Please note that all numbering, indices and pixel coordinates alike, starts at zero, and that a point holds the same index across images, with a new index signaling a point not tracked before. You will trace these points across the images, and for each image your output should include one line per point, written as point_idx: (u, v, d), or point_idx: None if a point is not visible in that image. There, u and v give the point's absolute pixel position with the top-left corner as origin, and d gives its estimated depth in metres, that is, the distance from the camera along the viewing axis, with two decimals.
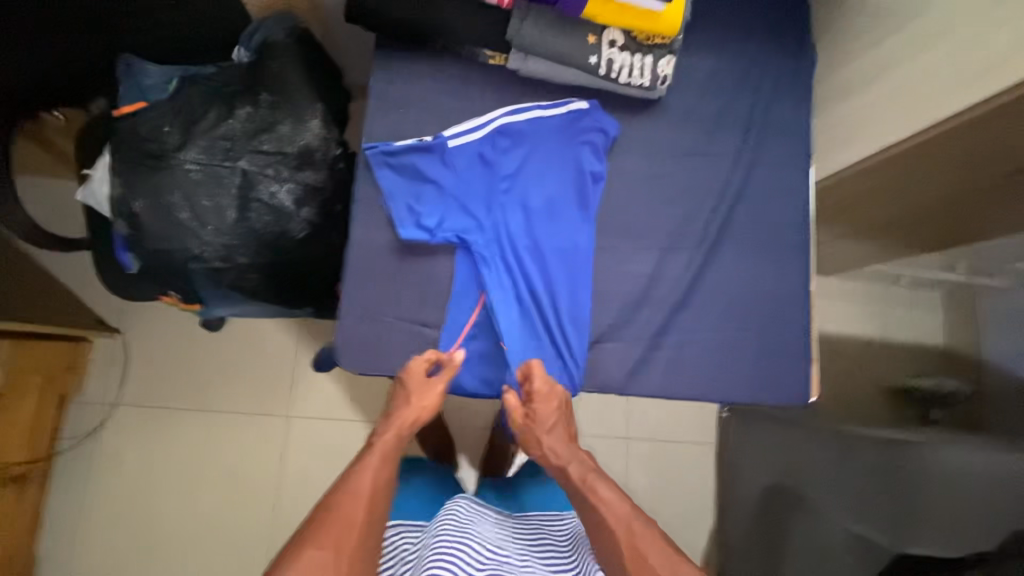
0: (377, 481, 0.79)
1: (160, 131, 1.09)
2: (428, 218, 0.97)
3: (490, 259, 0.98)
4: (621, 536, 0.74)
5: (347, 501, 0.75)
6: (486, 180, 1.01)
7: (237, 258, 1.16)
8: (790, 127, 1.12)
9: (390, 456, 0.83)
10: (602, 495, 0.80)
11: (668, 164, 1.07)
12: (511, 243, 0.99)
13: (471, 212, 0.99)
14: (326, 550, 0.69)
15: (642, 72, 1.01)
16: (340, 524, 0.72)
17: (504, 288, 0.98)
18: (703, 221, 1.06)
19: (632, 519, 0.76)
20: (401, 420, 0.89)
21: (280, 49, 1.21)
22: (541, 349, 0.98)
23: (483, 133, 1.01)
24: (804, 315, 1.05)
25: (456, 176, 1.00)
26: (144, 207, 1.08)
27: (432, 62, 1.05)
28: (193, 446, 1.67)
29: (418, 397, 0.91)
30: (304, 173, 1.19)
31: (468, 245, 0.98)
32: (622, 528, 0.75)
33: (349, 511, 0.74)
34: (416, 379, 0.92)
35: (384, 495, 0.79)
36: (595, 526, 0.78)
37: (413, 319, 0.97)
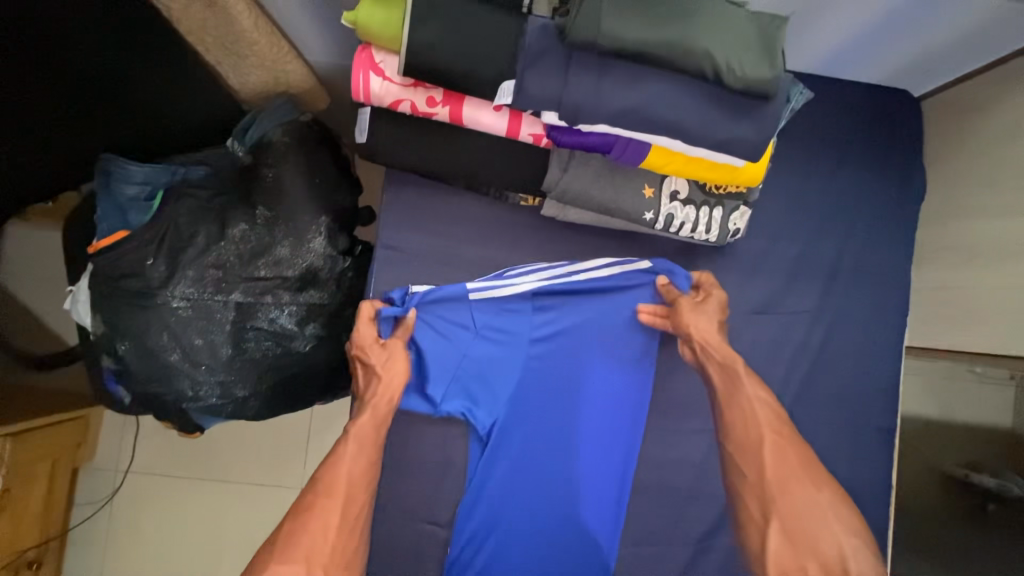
0: (354, 470, 0.72)
1: (143, 263, 0.96)
2: (435, 393, 0.80)
3: (509, 434, 0.82)
4: (766, 436, 0.71)
5: (320, 500, 0.69)
6: (508, 336, 0.83)
7: (236, 392, 1.05)
8: (881, 276, 0.93)
9: (365, 443, 0.75)
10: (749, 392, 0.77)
11: (731, 327, 0.90)
12: (534, 415, 0.84)
13: (489, 376, 0.82)
14: (297, 565, 0.62)
15: (708, 226, 0.82)
16: (308, 533, 0.65)
17: (528, 470, 0.83)
18: (769, 396, 0.90)
19: (777, 423, 0.73)
20: (374, 401, 0.78)
21: (279, 151, 1.04)
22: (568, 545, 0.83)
23: (509, 290, 0.84)
24: (880, 505, 0.91)
25: (473, 329, 0.82)
26: (130, 349, 0.97)
27: (454, 202, 0.89)
28: (208, 515, 1.64)
29: (385, 371, 0.78)
30: (306, 296, 1.06)
31: (483, 419, 0.82)
32: (763, 430, 0.72)
33: (322, 516, 0.67)
34: (375, 356, 0.79)
35: (364, 484, 0.73)
36: (735, 416, 0.75)
37: (422, 516, 0.90)
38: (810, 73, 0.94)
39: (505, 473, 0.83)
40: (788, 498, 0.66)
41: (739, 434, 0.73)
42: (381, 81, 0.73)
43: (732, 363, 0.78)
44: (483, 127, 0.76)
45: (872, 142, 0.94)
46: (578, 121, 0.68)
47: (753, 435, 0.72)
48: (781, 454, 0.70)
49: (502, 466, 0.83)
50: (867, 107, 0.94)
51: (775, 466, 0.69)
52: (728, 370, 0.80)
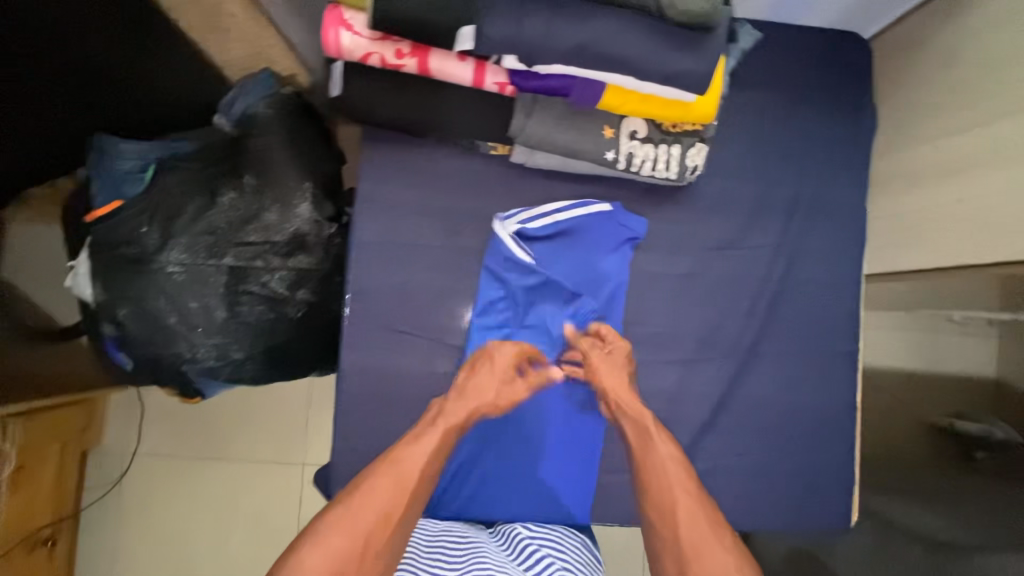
0: (426, 465, 0.74)
1: (139, 231, 1.01)
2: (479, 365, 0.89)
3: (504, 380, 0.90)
4: (680, 496, 0.73)
5: (391, 480, 0.71)
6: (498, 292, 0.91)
7: (233, 354, 1.10)
8: (838, 209, 0.97)
9: (445, 445, 0.77)
10: (661, 452, 0.78)
11: (697, 262, 0.94)
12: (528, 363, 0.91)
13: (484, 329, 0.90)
14: (352, 538, 0.66)
15: (668, 163, 0.87)
16: (371, 516, 0.68)
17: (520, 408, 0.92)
18: (736, 328, 0.94)
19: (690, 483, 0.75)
20: (470, 396, 0.82)
21: (263, 122, 1.09)
22: (553, 472, 0.93)
23: (511, 240, 0.88)
24: (846, 426, 0.96)
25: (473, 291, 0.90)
26: (129, 313, 1.02)
27: (427, 154, 0.93)
28: (215, 492, 1.69)
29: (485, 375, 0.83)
30: (296, 259, 1.11)
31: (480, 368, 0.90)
32: (676, 490, 0.74)
33: (387, 502, 0.69)
34: (500, 365, 0.85)
35: (428, 485, 0.74)
36: (650, 474, 0.77)
37: None
38: (762, 19, 0.99)
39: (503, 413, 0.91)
40: (701, 560, 0.67)
41: (655, 497, 0.74)
42: (351, 36, 0.77)
43: (645, 422, 0.81)
44: (450, 76, 0.81)
45: (824, 83, 0.98)
46: (534, 61, 0.73)
47: (669, 497, 0.73)
48: (694, 519, 0.71)
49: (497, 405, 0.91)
50: (818, 49, 0.98)
51: (689, 527, 0.70)
52: (641, 429, 0.82)
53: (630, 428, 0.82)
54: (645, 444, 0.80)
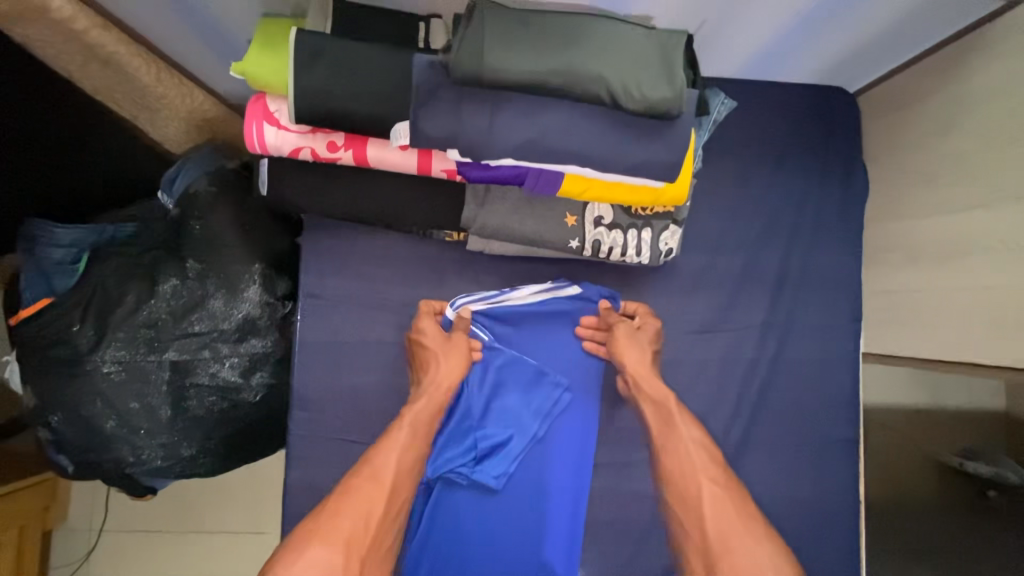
0: (401, 464, 0.70)
1: (69, 330, 0.93)
2: (458, 460, 0.81)
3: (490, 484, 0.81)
4: (705, 484, 0.67)
5: (365, 484, 0.66)
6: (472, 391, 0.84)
7: (182, 452, 1.02)
8: (830, 280, 0.89)
9: (417, 436, 0.73)
10: (683, 436, 0.73)
11: (677, 347, 0.86)
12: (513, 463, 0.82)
13: (461, 431, 0.82)
14: (337, 549, 0.59)
15: (638, 249, 0.79)
16: (352, 514, 0.62)
17: (510, 515, 0.82)
18: (723, 419, 0.86)
19: (717, 470, 0.69)
20: (430, 387, 0.77)
21: (206, 200, 1.01)
22: None
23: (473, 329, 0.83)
24: (848, 516, 0.88)
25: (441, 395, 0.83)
26: (63, 420, 0.93)
27: (376, 243, 0.85)
28: (190, 567, 1.61)
29: (446, 364, 0.79)
30: (248, 345, 1.03)
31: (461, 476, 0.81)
32: (701, 479, 0.68)
33: (366, 501, 0.64)
34: (437, 342, 0.80)
35: (408, 479, 0.70)
36: (672, 461, 0.71)
37: None
38: (738, 78, 0.91)
39: (494, 518, 0.82)
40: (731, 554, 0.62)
41: (678, 484, 0.69)
42: (277, 131, 0.70)
43: (666, 404, 0.75)
44: (391, 167, 0.73)
45: (808, 144, 0.90)
46: (480, 158, 0.65)
47: (694, 489, 0.67)
48: (720, 508, 0.65)
49: (483, 512, 0.82)
50: (799, 108, 0.91)
51: (715, 520, 0.64)
52: (664, 411, 0.75)
53: (652, 413, 0.76)
54: (670, 428, 0.74)
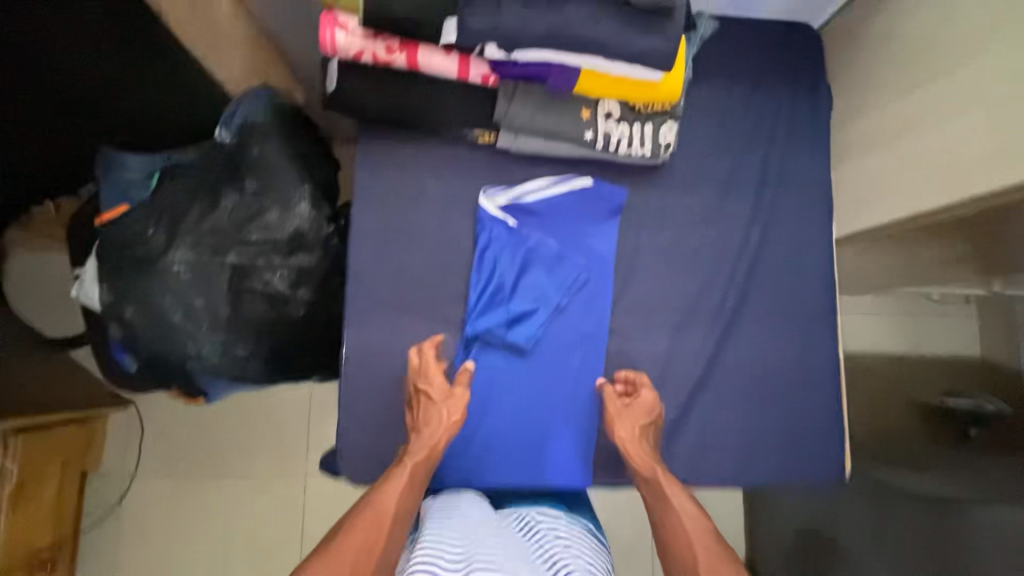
0: (401, 503, 0.73)
1: (146, 233, 1.06)
2: (493, 322, 0.95)
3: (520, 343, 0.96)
4: (700, 553, 0.70)
5: (365, 523, 0.69)
6: (507, 267, 0.97)
7: (236, 351, 1.13)
8: (805, 179, 1.04)
9: (413, 480, 0.77)
10: (676, 505, 0.77)
11: (677, 233, 1.00)
12: (541, 329, 0.97)
13: (498, 299, 0.96)
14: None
15: (642, 141, 0.94)
16: (350, 558, 0.65)
17: (536, 374, 0.97)
18: (718, 294, 0.99)
19: (707, 532, 0.73)
20: (427, 439, 0.83)
21: (263, 129, 1.16)
22: (571, 435, 0.97)
23: (503, 214, 0.97)
24: (832, 382, 1.00)
25: (480, 267, 0.97)
26: (135, 312, 1.05)
27: (418, 145, 0.99)
28: (217, 510, 1.67)
29: (444, 405, 0.86)
30: (297, 258, 1.16)
31: (498, 337, 0.96)
32: (696, 549, 0.71)
33: (364, 539, 0.67)
34: (439, 391, 0.87)
35: (405, 520, 0.73)
36: (665, 531, 0.75)
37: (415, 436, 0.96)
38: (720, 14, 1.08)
39: (522, 376, 0.97)
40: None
41: (671, 552, 0.73)
42: (345, 35, 0.84)
43: (654, 477, 0.80)
44: (437, 69, 0.88)
45: (781, 68, 1.07)
46: (514, 47, 0.80)
47: (690, 562, 0.70)
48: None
49: (512, 369, 0.97)
50: (772, 39, 1.08)
51: (705, 560, 0.69)
52: (654, 484, 0.80)
53: (644, 486, 0.81)
54: (661, 498, 0.78)
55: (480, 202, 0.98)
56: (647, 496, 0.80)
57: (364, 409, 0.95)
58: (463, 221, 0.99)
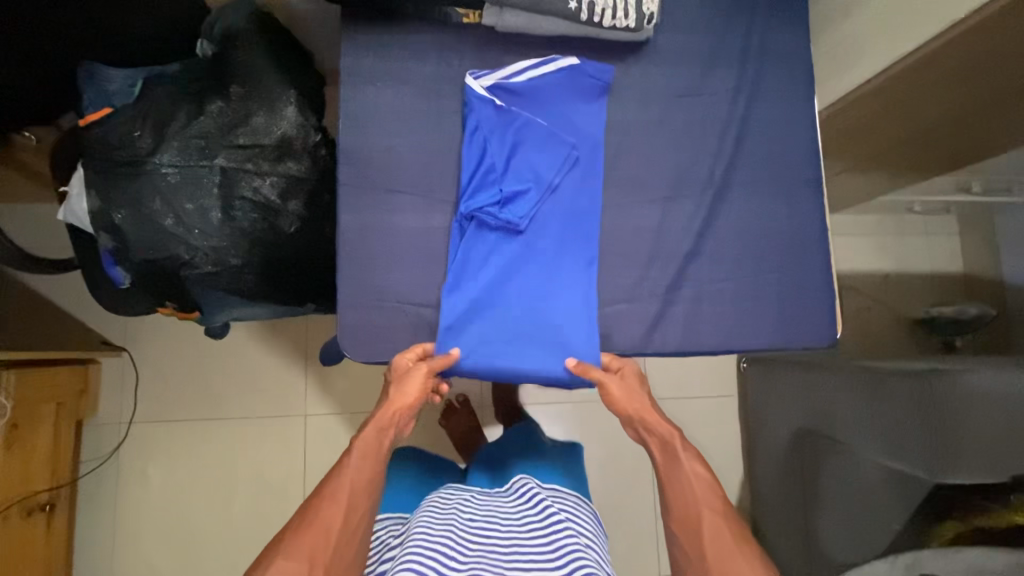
0: (354, 484, 0.81)
1: (131, 136, 1.05)
2: (488, 201, 0.95)
3: (517, 221, 0.96)
4: (705, 511, 0.82)
5: (325, 508, 0.78)
6: (497, 144, 0.96)
7: (229, 260, 1.12)
8: (787, 53, 1.05)
9: (367, 458, 0.84)
10: (683, 470, 0.86)
11: (663, 109, 1.02)
12: (536, 208, 0.97)
13: (491, 178, 0.95)
14: (299, 560, 0.74)
15: (626, 11, 0.94)
16: (314, 535, 0.76)
17: (533, 253, 0.97)
18: (706, 167, 1.01)
19: (713, 498, 0.84)
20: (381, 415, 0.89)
21: (243, 35, 1.15)
22: (574, 311, 0.96)
23: (491, 96, 0.96)
24: (822, 248, 1.02)
25: (470, 146, 0.96)
26: (126, 218, 1.04)
27: (401, 29, 0.99)
28: (216, 453, 1.67)
29: (403, 383, 0.89)
30: (285, 165, 1.15)
31: (494, 215, 0.95)
32: (702, 509, 0.82)
33: (326, 519, 0.77)
34: (401, 367, 0.91)
35: (364, 495, 0.81)
36: (675, 492, 0.86)
37: (415, 316, 0.96)
38: None
39: (518, 255, 0.97)
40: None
41: (684, 511, 0.83)
42: None
43: (670, 444, 0.89)
44: None
45: None
46: None
47: (695, 518, 0.82)
48: (718, 537, 0.79)
49: (509, 250, 0.97)
50: None
51: (710, 524, 0.81)
52: (668, 447, 0.90)
53: (658, 451, 0.91)
54: (672, 462, 0.88)
55: (467, 81, 0.96)
56: (659, 460, 0.90)
57: (363, 293, 0.95)
58: (452, 103, 0.98)
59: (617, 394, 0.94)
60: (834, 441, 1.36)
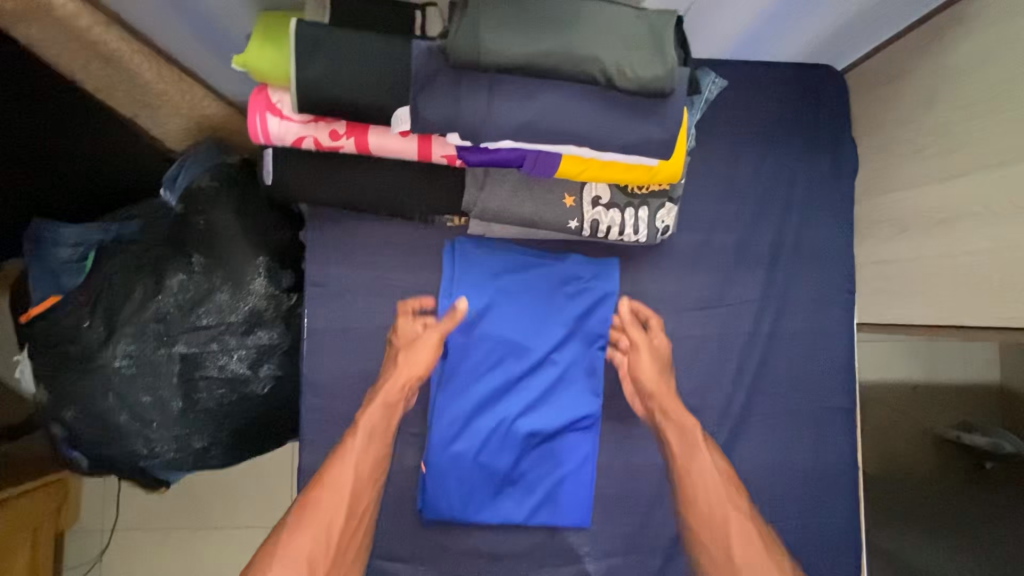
0: (356, 468, 0.77)
1: (81, 326, 0.95)
2: (465, 443, 0.84)
3: (499, 466, 0.85)
4: (728, 515, 0.74)
5: (326, 497, 0.74)
6: (481, 374, 0.85)
7: (193, 444, 1.03)
8: (824, 253, 0.92)
9: (374, 432, 0.79)
10: (700, 465, 0.79)
11: (676, 322, 0.89)
12: (527, 448, 0.86)
13: (471, 412, 0.84)
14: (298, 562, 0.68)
15: (636, 228, 0.81)
16: (313, 526, 0.71)
17: (509, 497, 0.86)
18: (724, 391, 0.89)
19: (735, 498, 0.76)
20: (389, 389, 0.81)
21: (208, 194, 1.02)
22: (557, 551, 0.89)
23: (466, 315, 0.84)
24: (851, 483, 0.91)
25: (447, 371, 0.84)
26: (77, 415, 0.96)
27: (378, 231, 0.87)
28: (197, 563, 1.62)
29: (412, 353, 0.82)
30: (255, 337, 1.04)
31: (471, 459, 0.84)
32: (726, 508, 0.75)
33: (321, 514, 0.72)
34: (412, 338, 0.83)
35: (365, 482, 0.77)
36: (696, 491, 0.78)
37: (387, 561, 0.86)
38: (722, 61, 0.93)
39: (496, 498, 0.86)
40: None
41: (705, 509, 0.76)
42: (280, 121, 0.72)
43: (687, 434, 0.80)
44: (394, 153, 0.75)
45: (800, 121, 0.93)
46: (479, 141, 0.67)
47: (717, 516, 0.75)
48: (748, 540, 0.72)
49: (486, 494, 0.85)
50: (786, 87, 0.93)
51: (737, 525, 0.73)
52: (683, 436, 0.81)
53: (671, 439, 0.82)
54: (690, 453, 0.80)
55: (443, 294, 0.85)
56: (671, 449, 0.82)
57: None
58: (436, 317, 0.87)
59: (643, 368, 0.84)
60: None
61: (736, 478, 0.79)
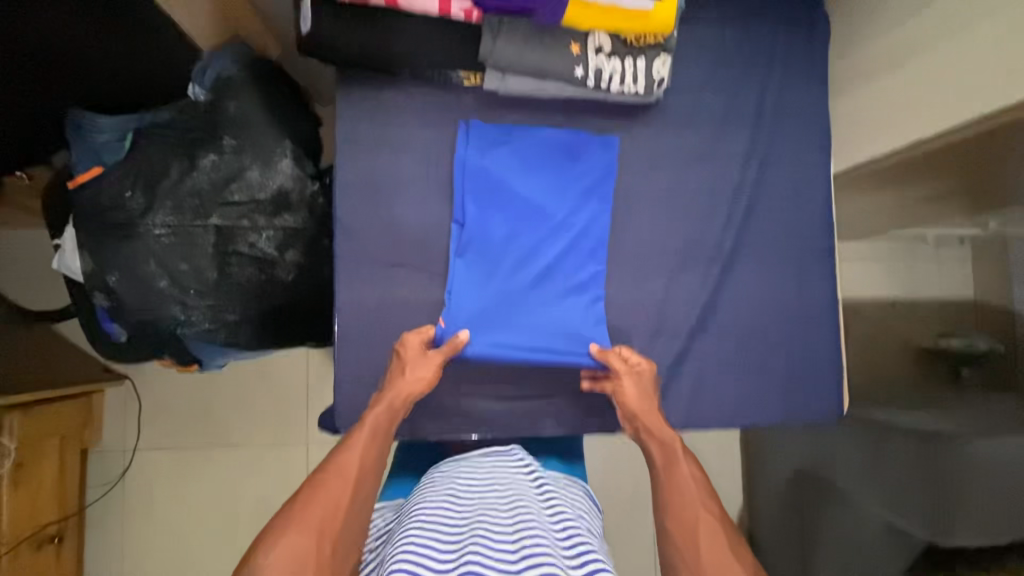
0: (365, 457, 0.76)
1: (123, 196, 1.02)
2: (478, 286, 0.94)
3: (513, 309, 0.95)
4: (699, 511, 0.74)
5: (333, 480, 0.72)
6: (493, 226, 0.95)
7: (226, 316, 1.10)
8: (801, 116, 1.04)
9: (376, 432, 0.80)
10: (680, 472, 0.80)
11: (671, 172, 1.01)
12: (537, 294, 0.97)
13: (484, 261, 0.95)
14: (307, 533, 0.67)
15: (635, 77, 0.91)
16: (319, 505, 0.69)
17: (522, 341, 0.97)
18: (715, 235, 1.01)
19: (710, 503, 0.75)
20: (391, 395, 0.85)
21: (235, 83, 1.10)
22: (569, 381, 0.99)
23: (479, 173, 0.95)
24: (827, 317, 1.04)
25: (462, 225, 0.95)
26: (120, 280, 1.03)
27: (400, 92, 0.95)
28: (217, 476, 1.68)
29: (413, 368, 0.88)
30: (282, 218, 1.11)
31: (484, 302, 0.94)
32: (699, 509, 0.74)
33: (327, 490, 0.71)
34: (412, 351, 0.89)
35: (373, 471, 0.76)
36: (670, 496, 0.77)
37: None
38: None
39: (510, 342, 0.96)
40: None
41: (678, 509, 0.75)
42: None
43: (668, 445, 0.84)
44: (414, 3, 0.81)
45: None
46: None
47: (688, 517, 0.73)
48: (713, 540, 0.70)
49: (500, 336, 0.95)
50: None
51: (708, 540, 0.70)
52: (668, 450, 0.84)
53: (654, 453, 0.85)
54: (668, 463, 0.82)
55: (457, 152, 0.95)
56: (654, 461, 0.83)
57: (362, 368, 0.94)
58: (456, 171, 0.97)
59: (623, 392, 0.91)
60: (834, 488, 1.42)
61: (719, 496, 0.77)
